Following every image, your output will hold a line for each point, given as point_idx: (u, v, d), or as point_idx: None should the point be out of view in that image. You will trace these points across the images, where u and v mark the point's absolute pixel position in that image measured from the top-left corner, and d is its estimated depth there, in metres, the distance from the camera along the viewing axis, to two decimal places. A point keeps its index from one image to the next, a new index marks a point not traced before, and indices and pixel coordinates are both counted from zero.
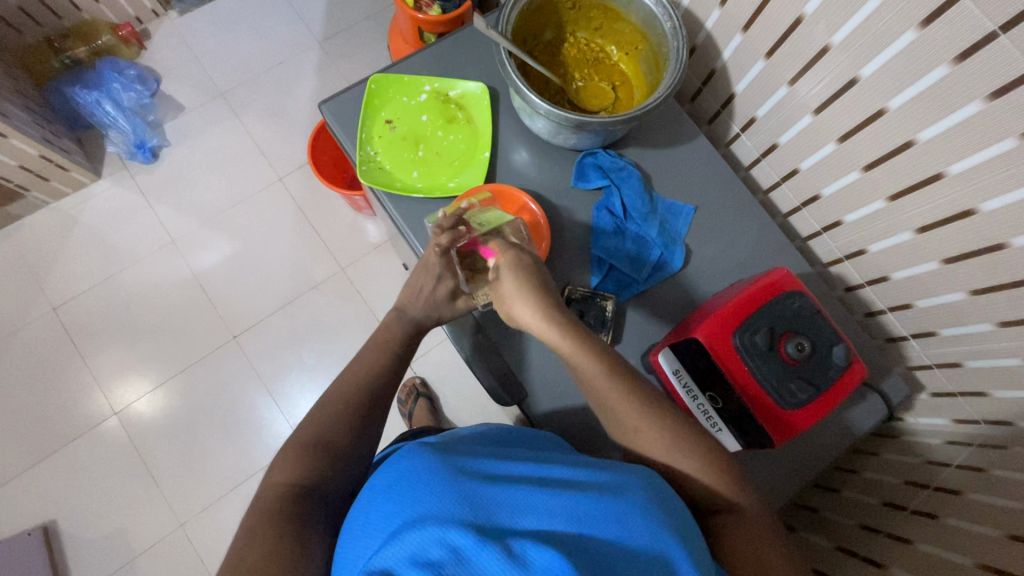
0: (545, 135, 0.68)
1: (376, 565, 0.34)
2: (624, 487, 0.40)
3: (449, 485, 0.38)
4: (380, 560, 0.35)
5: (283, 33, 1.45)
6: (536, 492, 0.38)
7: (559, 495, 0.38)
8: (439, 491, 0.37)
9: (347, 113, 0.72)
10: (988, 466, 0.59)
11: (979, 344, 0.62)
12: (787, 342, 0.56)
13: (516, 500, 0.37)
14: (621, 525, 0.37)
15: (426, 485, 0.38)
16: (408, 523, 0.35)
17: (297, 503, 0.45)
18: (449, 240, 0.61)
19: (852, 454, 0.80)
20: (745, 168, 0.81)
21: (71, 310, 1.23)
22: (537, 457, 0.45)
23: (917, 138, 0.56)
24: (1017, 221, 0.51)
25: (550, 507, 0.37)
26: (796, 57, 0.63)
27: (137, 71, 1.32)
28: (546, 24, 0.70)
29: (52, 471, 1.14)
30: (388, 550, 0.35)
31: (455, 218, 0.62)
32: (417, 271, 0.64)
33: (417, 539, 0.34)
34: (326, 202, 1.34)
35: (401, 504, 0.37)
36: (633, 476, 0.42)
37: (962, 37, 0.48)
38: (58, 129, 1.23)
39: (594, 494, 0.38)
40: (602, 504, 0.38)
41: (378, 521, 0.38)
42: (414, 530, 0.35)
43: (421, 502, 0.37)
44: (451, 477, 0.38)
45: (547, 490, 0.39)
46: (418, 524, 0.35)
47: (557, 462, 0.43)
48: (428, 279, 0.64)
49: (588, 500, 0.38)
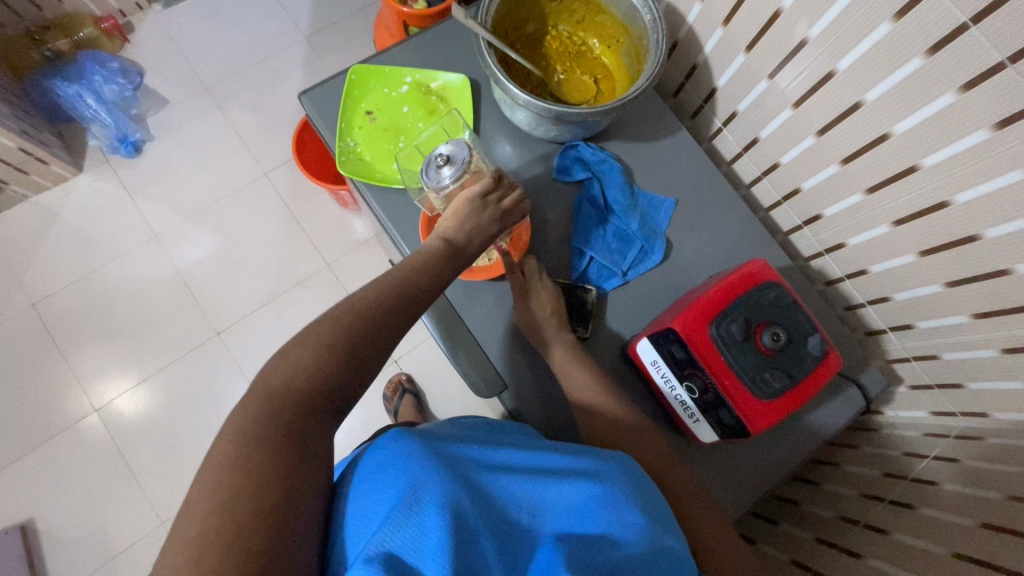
0: (527, 127, 0.68)
1: (378, 548, 0.32)
2: (618, 475, 0.40)
3: (444, 470, 0.37)
4: (380, 543, 0.32)
5: (270, 27, 1.44)
6: (531, 483, 0.38)
7: (554, 490, 0.38)
8: (438, 475, 0.36)
9: (327, 103, 0.71)
10: (965, 458, 0.60)
11: (955, 335, 0.62)
12: (763, 332, 0.55)
13: (514, 492, 0.38)
14: (617, 514, 0.37)
15: (424, 469, 0.36)
16: (410, 505, 0.34)
17: (322, 427, 0.40)
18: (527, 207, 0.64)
19: (830, 447, 0.81)
20: (727, 163, 0.82)
21: (51, 306, 1.21)
22: (525, 445, 0.44)
23: (893, 130, 0.56)
24: (990, 212, 0.52)
25: (545, 499, 0.38)
26: (776, 51, 0.64)
27: (120, 64, 1.31)
28: (528, 16, 0.70)
29: (30, 469, 1.12)
30: (388, 531, 0.33)
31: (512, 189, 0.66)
32: (490, 215, 0.59)
33: (421, 524, 0.33)
34: (313, 197, 1.33)
35: (397, 486, 0.36)
36: (623, 464, 0.42)
37: (934, 29, 0.48)
38: (38, 122, 1.21)
39: (590, 485, 0.39)
40: (600, 491, 0.38)
41: (371, 506, 0.36)
42: (418, 513, 0.33)
43: (421, 482, 0.35)
44: (446, 464, 0.38)
45: (540, 482, 0.39)
46: (421, 506, 0.34)
47: (546, 450, 0.43)
48: (491, 225, 0.59)
49: (585, 490, 0.38)
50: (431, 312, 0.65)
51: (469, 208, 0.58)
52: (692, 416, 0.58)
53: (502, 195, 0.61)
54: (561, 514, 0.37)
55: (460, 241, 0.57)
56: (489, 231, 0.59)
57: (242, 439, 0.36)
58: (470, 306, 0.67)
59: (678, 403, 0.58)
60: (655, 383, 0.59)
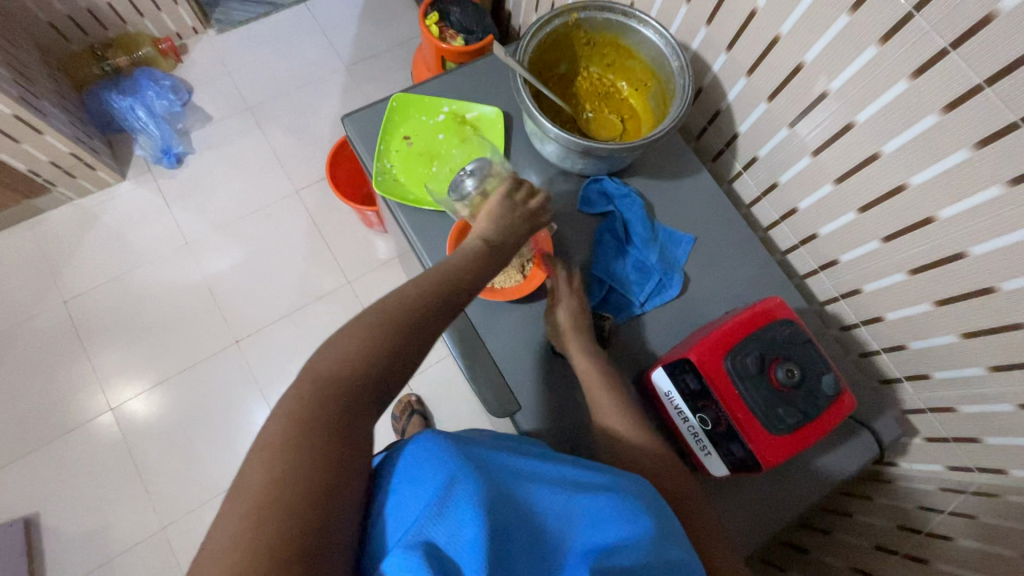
0: (555, 159, 0.72)
1: (419, 537, 0.33)
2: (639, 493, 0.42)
3: (475, 467, 0.38)
4: (419, 532, 0.33)
5: (313, 56, 1.52)
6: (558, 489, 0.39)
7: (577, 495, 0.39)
8: (473, 474, 0.37)
9: (367, 127, 0.76)
10: (980, 514, 0.59)
11: (971, 388, 0.62)
12: (777, 367, 0.56)
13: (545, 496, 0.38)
14: (637, 526, 0.38)
15: (460, 466, 0.37)
16: (444, 500, 0.35)
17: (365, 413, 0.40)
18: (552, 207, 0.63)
19: (843, 496, 0.79)
20: (746, 206, 0.84)
21: (81, 304, 1.25)
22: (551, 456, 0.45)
23: (909, 181, 0.58)
24: (1006, 266, 0.53)
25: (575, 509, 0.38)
26: (798, 101, 0.67)
27: (172, 82, 1.40)
28: (561, 57, 0.74)
29: (42, 463, 1.13)
30: (425, 523, 0.34)
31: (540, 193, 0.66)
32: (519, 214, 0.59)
33: (453, 518, 0.34)
34: (339, 215, 1.37)
35: (433, 482, 0.36)
36: (639, 482, 0.43)
37: (951, 89, 0.51)
38: (90, 130, 1.28)
39: (614, 499, 0.39)
40: (619, 503, 0.39)
41: (406, 498, 0.37)
42: (449, 507, 0.34)
43: (454, 477, 0.36)
44: (478, 462, 0.39)
45: (563, 488, 0.39)
46: (455, 501, 0.35)
47: (566, 462, 0.44)
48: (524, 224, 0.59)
49: (606, 500, 0.39)
50: (452, 334, 0.67)
51: (502, 210, 0.58)
52: (704, 447, 0.58)
53: (527, 194, 0.61)
54: (582, 523, 0.38)
55: (496, 240, 0.56)
56: (524, 228, 0.59)
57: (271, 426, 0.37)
58: (489, 328, 0.68)
59: (690, 434, 0.59)
60: (668, 412, 0.60)
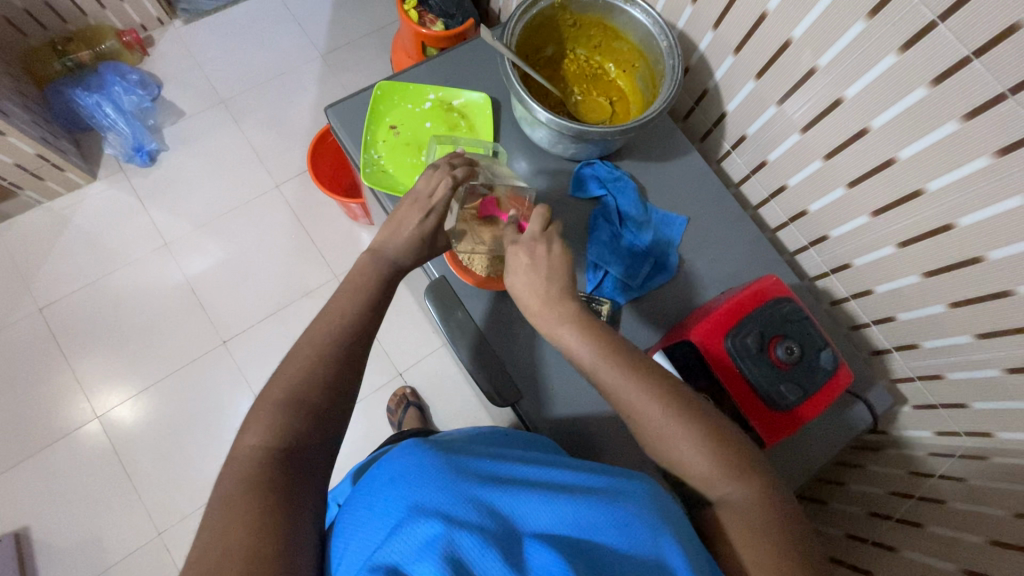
0: (545, 145, 0.71)
1: (381, 560, 0.35)
2: (624, 493, 0.42)
3: (449, 483, 0.40)
4: (383, 555, 0.35)
5: (287, 44, 1.48)
6: (532, 495, 0.40)
7: (557, 499, 0.40)
8: (443, 491, 0.39)
9: (352, 119, 0.74)
10: (968, 476, 0.60)
11: (959, 355, 0.64)
12: (777, 346, 0.57)
13: (518, 501, 0.39)
14: (619, 530, 0.39)
15: (426, 489, 0.39)
16: (407, 522, 0.36)
17: (300, 482, 0.43)
18: (460, 175, 0.63)
19: (837, 467, 0.82)
20: (735, 185, 0.85)
21: (58, 311, 1.21)
22: (541, 463, 0.47)
23: (898, 155, 0.59)
24: (992, 236, 0.54)
25: (549, 512, 0.39)
26: (786, 79, 0.67)
27: (139, 76, 1.34)
28: (548, 40, 0.73)
29: (27, 476, 1.10)
30: (389, 545, 0.36)
31: (465, 163, 0.65)
32: (408, 203, 0.61)
33: (416, 533, 0.35)
34: (323, 209, 1.35)
35: (402, 503, 0.38)
36: (628, 482, 0.44)
37: (939, 61, 0.51)
38: (55, 129, 1.23)
39: (587, 500, 0.40)
40: (596, 507, 0.40)
41: (379, 520, 0.39)
42: (414, 523, 0.36)
43: (417, 501, 0.38)
44: (452, 474, 0.41)
45: (544, 493, 0.41)
46: (420, 518, 0.36)
47: (559, 468, 0.45)
48: (415, 211, 0.61)
49: (582, 505, 0.40)
50: (431, 296, 0.68)
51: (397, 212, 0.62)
52: None
53: (431, 189, 0.62)
54: (559, 523, 0.38)
55: (385, 240, 0.60)
56: (430, 228, 0.61)
57: (224, 505, 0.39)
58: (472, 295, 0.70)
59: None
60: None
